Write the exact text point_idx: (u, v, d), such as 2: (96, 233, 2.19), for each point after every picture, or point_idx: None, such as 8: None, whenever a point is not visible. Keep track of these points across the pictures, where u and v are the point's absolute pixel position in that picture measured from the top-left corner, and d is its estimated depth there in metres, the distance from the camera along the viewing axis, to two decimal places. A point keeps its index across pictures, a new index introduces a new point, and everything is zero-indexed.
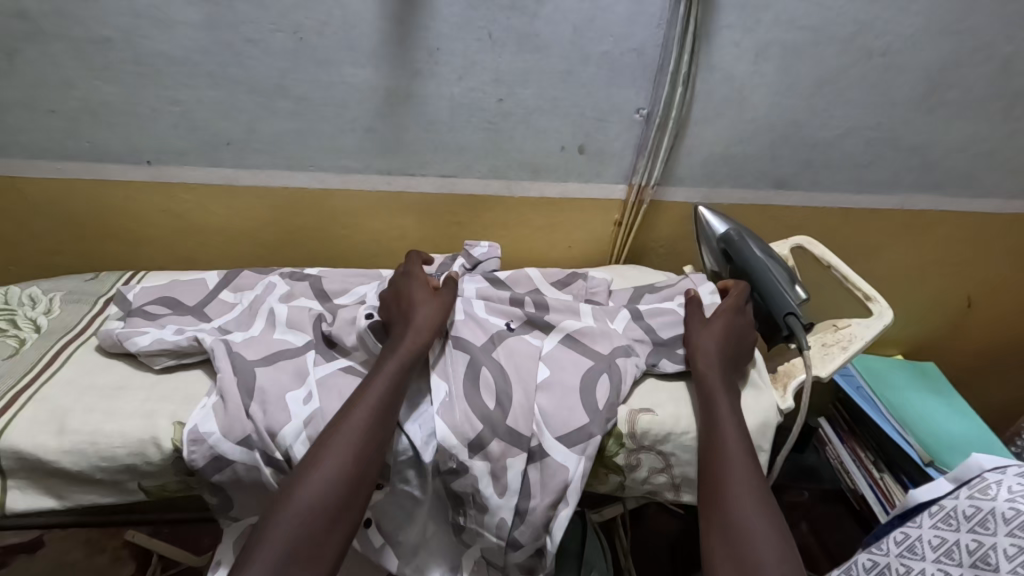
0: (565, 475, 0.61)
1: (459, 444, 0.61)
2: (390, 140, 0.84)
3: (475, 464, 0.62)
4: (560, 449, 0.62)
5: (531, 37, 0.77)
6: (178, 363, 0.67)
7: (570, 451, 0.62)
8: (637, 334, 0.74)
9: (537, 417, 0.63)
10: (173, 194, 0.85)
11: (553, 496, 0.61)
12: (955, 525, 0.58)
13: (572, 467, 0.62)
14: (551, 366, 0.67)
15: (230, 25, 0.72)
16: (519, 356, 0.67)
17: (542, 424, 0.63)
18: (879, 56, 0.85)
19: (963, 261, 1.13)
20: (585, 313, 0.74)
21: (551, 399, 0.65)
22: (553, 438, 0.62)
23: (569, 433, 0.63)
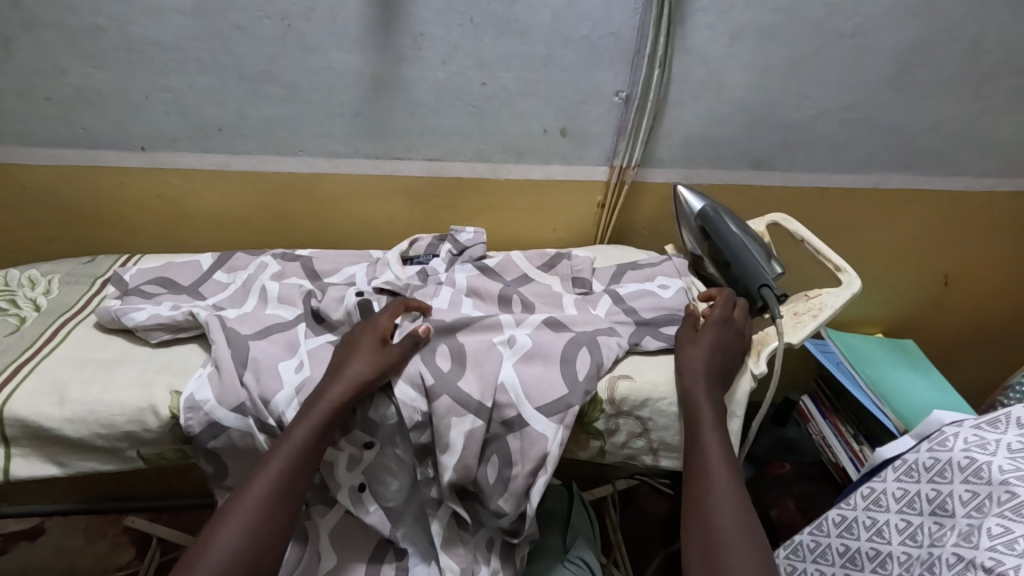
0: (544, 445, 0.63)
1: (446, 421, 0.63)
2: (377, 124, 0.86)
3: (455, 441, 0.63)
4: (540, 418, 0.64)
5: (511, 22, 0.80)
6: (174, 337, 0.69)
7: (550, 421, 0.64)
8: (619, 317, 0.77)
9: (517, 391, 0.65)
10: (166, 180, 0.88)
11: (534, 466, 0.63)
12: (916, 477, 0.61)
13: (551, 436, 0.63)
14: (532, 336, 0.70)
15: (219, 13, 0.74)
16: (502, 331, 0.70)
17: (522, 395, 0.65)
18: (849, 37, 0.88)
19: (938, 240, 1.16)
20: (568, 304, 0.79)
21: (534, 369, 0.67)
22: (534, 409, 0.64)
23: (549, 401, 0.65)
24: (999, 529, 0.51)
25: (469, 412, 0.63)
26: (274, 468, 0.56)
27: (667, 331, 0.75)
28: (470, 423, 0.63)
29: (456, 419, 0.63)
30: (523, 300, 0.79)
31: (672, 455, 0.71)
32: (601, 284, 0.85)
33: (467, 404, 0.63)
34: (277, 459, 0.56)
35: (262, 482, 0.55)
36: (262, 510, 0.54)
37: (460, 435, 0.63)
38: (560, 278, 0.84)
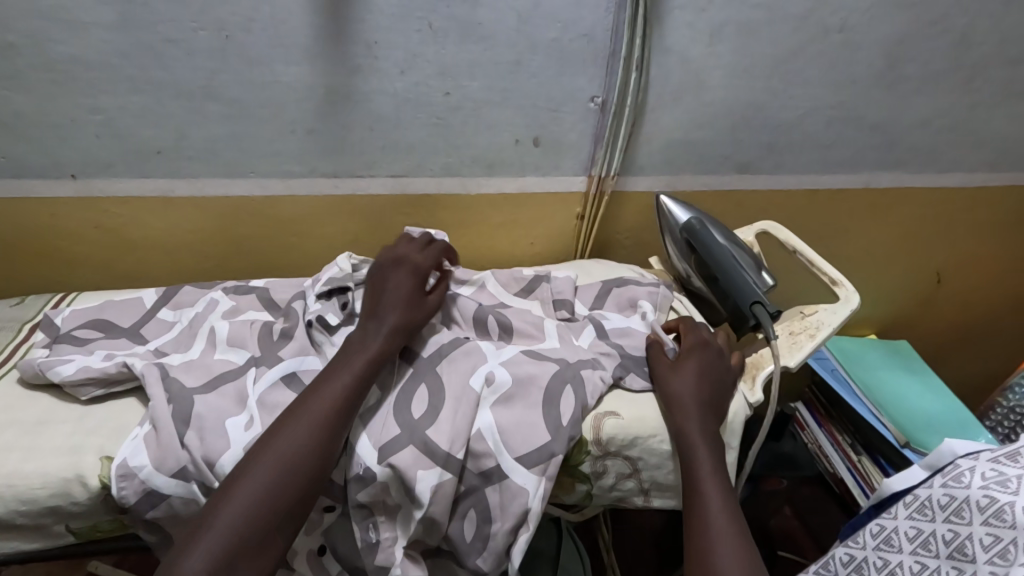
0: (525, 499, 0.58)
1: (421, 480, 0.57)
2: (334, 141, 0.79)
3: (423, 498, 0.57)
4: (519, 470, 0.58)
5: (475, 26, 0.73)
6: (108, 392, 0.62)
7: (530, 472, 0.58)
8: (603, 348, 0.71)
9: (495, 436, 0.59)
10: (104, 209, 0.80)
11: (512, 524, 0.58)
12: (930, 515, 0.56)
13: (532, 489, 0.58)
14: (511, 371, 0.63)
15: (148, 25, 0.67)
16: (460, 365, 0.64)
17: (500, 444, 0.59)
18: (836, 32, 0.82)
19: (931, 238, 1.12)
20: (548, 334, 0.72)
21: (512, 414, 0.61)
22: (512, 459, 0.59)
23: (528, 449, 0.59)
24: None
25: (441, 461, 0.57)
26: (307, 417, 0.55)
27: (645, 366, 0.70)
28: (443, 479, 0.57)
29: (425, 473, 0.57)
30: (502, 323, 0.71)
31: (664, 494, 0.66)
32: (585, 306, 0.79)
33: (438, 457, 0.57)
34: (333, 381, 0.58)
35: (296, 431, 0.54)
36: (295, 455, 0.53)
37: (430, 491, 0.57)
38: (541, 302, 0.78)
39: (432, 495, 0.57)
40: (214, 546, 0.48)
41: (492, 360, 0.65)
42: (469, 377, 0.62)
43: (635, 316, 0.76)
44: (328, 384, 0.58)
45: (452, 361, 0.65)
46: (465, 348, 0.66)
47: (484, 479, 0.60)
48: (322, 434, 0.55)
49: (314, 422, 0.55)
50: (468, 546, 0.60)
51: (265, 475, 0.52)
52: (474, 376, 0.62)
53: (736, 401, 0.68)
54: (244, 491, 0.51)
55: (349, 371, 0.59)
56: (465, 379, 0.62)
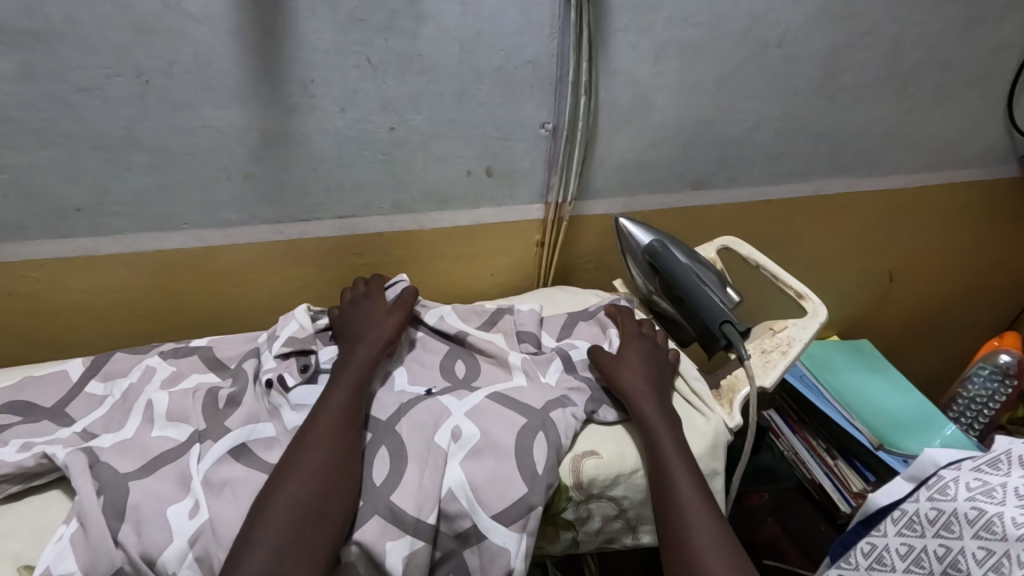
0: (506, 560, 0.54)
1: (391, 550, 0.52)
2: (273, 185, 0.75)
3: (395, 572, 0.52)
4: (498, 529, 0.54)
5: (415, 58, 0.70)
6: (26, 487, 0.55)
7: (510, 530, 0.55)
8: (571, 382, 0.67)
9: (468, 492, 0.55)
10: (18, 275, 0.72)
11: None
12: (920, 531, 0.55)
13: (514, 547, 0.54)
14: (479, 425, 0.60)
15: (54, 74, 0.61)
16: (421, 422, 0.60)
17: (474, 503, 0.55)
18: (775, 47, 0.84)
19: (879, 238, 1.15)
20: (515, 369, 0.69)
21: (483, 467, 0.57)
22: (489, 518, 0.55)
23: (505, 505, 0.55)
24: None
25: (410, 527, 0.53)
26: (323, 429, 0.55)
27: None
28: (416, 547, 0.53)
29: (395, 543, 0.52)
30: (469, 368, 0.70)
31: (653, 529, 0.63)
32: (553, 337, 0.76)
33: (406, 523, 0.53)
34: (340, 392, 0.59)
35: (314, 444, 0.54)
36: (321, 465, 0.53)
37: (402, 562, 0.52)
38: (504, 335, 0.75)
39: (405, 566, 0.52)
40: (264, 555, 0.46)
41: (456, 413, 0.61)
42: (434, 434, 0.59)
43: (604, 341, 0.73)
44: (330, 400, 0.59)
45: (412, 417, 0.61)
46: (426, 403, 0.62)
47: (462, 539, 0.56)
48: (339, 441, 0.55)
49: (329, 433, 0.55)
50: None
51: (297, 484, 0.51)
52: (439, 432, 0.59)
53: (716, 422, 0.66)
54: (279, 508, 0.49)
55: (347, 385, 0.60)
56: (429, 438, 0.59)
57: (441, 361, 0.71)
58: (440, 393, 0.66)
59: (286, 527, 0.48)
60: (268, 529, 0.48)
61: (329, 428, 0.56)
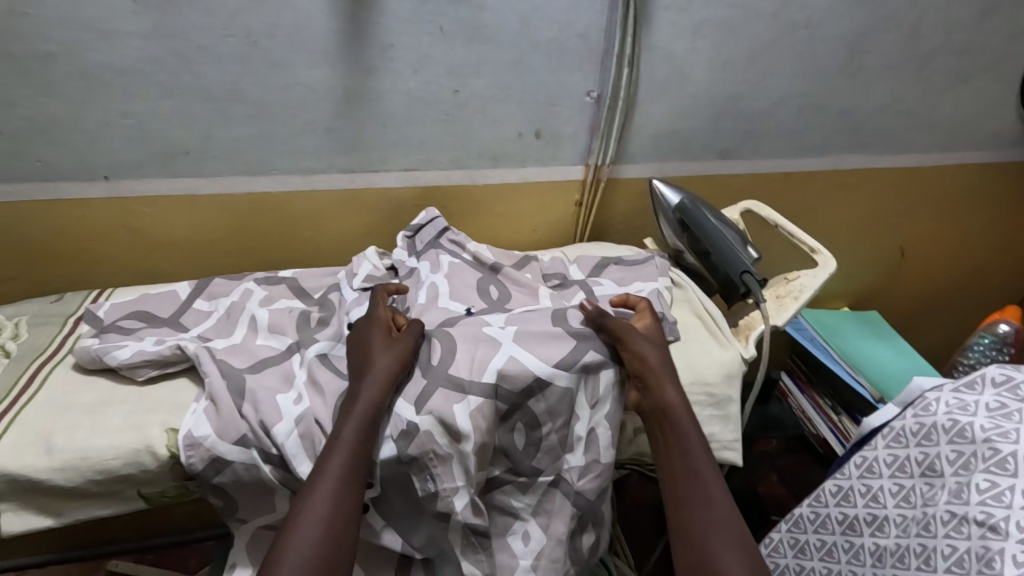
0: (570, 391, 0.65)
1: (459, 414, 0.61)
2: (351, 138, 0.85)
3: (466, 429, 0.61)
4: (559, 374, 0.64)
5: (481, 28, 0.80)
6: (162, 373, 0.66)
7: (570, 373, 0.65)
8: (591, 308, 0.80)
9: (525, 354, 0.65)
10: (132, 208, 0.84)
11: (567, 421, 0.66)
12: (905, 442, 0.64)
13: (575, 384, 0.65)
14: (517, 322, 0.70)
15: (179, 33, 0.72)
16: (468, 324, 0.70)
17: (533, 358, 0.65)
18: (802, 28, 0.92)
19: (893, 213, 1.22)
20: (542, 296, 0.79)
21: (529, 338, 0.67)
22: (550, 367, 0.64)
23: (563, 356, 0.65)
24: (987, 484, 0.55)
25: (467, 390, 0.62)
26: (355, 403, 0.60)
27: None
28: (478, 404, 0.62)
29: (461, 404, 0.61)
30: (501, 292, 0.79)
31: None
32: (583, 272, 0.88)
33: (466, 387, 0.62)
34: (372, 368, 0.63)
35: (314, 503, 0.55)
36: (355, 436, 0.58)
37: (469, 419, 0.61)
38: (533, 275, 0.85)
39: (473, 421, 0.61)
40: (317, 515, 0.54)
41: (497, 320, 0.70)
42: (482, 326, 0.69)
43: (629, 286, 0.83)
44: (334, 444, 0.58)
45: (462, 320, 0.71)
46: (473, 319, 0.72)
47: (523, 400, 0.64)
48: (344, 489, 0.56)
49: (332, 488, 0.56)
50: (525, 452, 0.66)
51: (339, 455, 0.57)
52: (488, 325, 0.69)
53: (732, 351, 0.76)
54: (313, 509, 0.54)
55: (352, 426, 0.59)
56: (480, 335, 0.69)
57: (477, 282, 0.79)
58: (479, 313, 0.74)
59: (332, 489, 0.56)
60: (318, 490, 0.55)
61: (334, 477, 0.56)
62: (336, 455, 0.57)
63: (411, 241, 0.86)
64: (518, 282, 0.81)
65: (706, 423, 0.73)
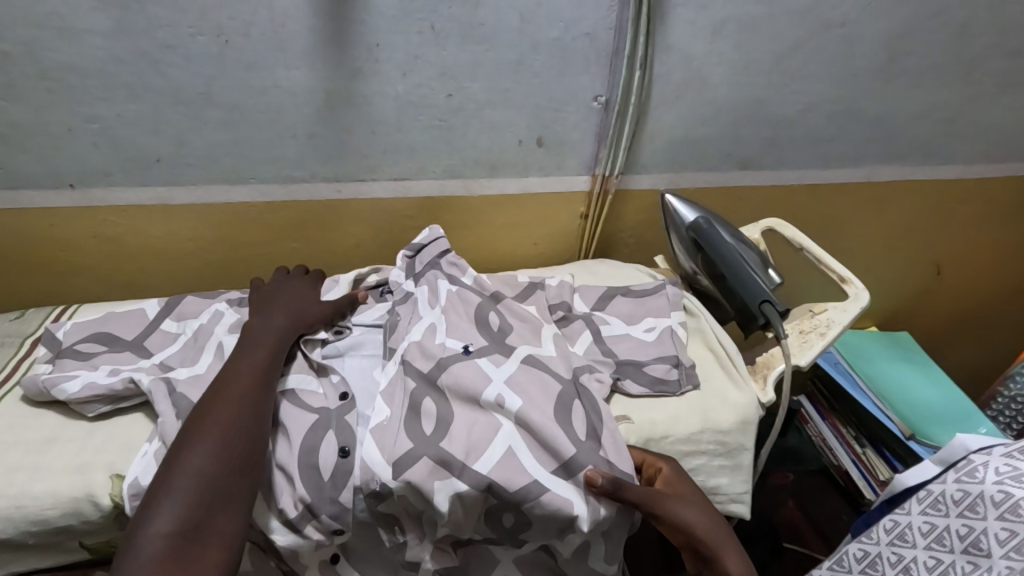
0: (571, 509, 0.56)
1: (437, 491, 0.55)
2: (334, 145, 0.78)
3: (442, 505, 0.55)
4: (559, 483, 0.57)
5: (476, 26, 0.72)
6: (114, 409, 0.61)
7: (570, 483, 0.57)
8: (597, 355, 0.71)
9: (524, 459, 0.58)
10: (101, 218, 0.78)
11: (561, 528, 0.58)
12: (944, 510, 0.56)
13: (576, 499, 0.56)
14: (521, 396, 0.61)
15: (143, 31, 0.65)
16: (464, 382, 0.61)
17: (533, 461, 0.58)
18: (837, 27, 0.82)
19: (930, 229, 1.12)
20: (546, 339, 0.68)
21: (530, 430, 0.59)
22: (550, 475, 0.57)
23: (559, 463, 0.58)
24: None
25: (455, 470, 0.56)
26: (235, 388, 0.57)
27: (652, 370, 0.69)
28: (460, 490, 0.55)
29: (444, 483, 0.55)
30: (502, 322, 0.69)
31: None
32: (586, 305, 0.79)
33: (453, 467, 0.56)
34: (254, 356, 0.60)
35: (181, 474, 0.50)
36: (236, 420, 0.54)
37: (449, 497, 0.55)
38: (536, 308, 0.75)
39: (451, 503, 0.55)
40: (178, 502, 0.48)
41: (497, 383, 0.61)
42: (482, 395, 0.60)
43: (638, 324, 0.75)
44: (228, 389, 0.57)
45: (454, 374, 0.61)
46: (467, 366, 0.63)
47: (515, 502, 0.56)
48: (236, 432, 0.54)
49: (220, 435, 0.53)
50: (513, 529, 0.59)
51: (214, 435, 0.52)
52: (488, 395, 0.60)
53: (748, 395, 0.68)
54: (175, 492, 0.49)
55: (246, 378, 0.58)
56: (476, 401, 0.60)
57: (474, 312, 0.70)
58: (477, 353, 0.65)
59: (206, 474, 0.50)
60: (185, 474, 0.50)
61: (226, 421, 0.54)
62: (209, 436, 0.52)
63: (410, 261, 0.77)
64: (518, 314, 0.71)
65: (715, 475, 0.66)
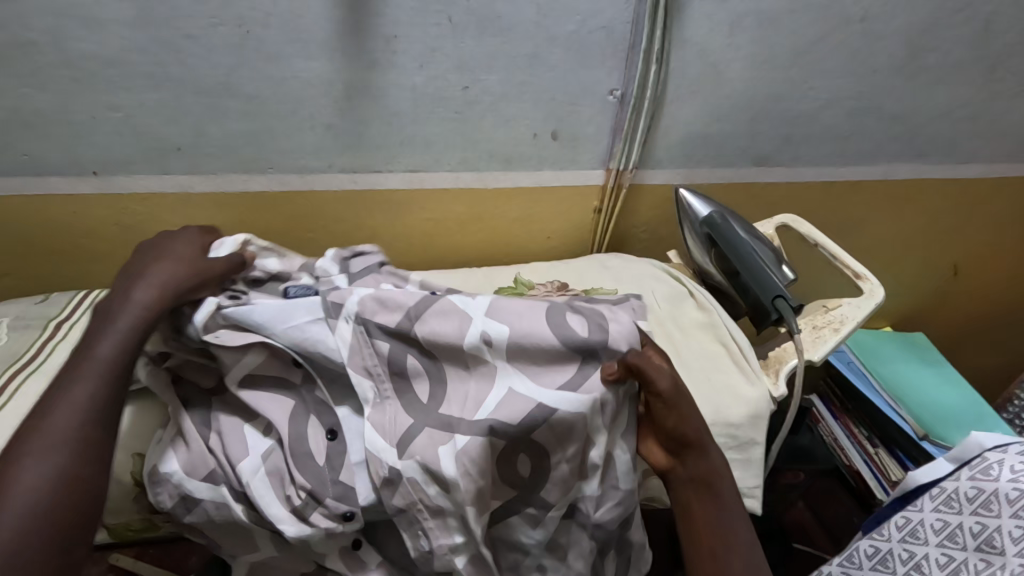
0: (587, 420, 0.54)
1: (445, 456, 0.52)
2: (351, 136, 0.79)
3: (451, 472, 0.52)
4: (568, 398, 0.54)
5: (494, 19, 0.73)
6: None
7: (583, 393, 0.55)
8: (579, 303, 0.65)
9: (525, 390, 0.55)
10: (122, 205, 0.80)
11: (579, 447, 0.55)
12: (957, 508, 0.56)
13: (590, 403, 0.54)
14: (502, 319, 0.57)
15: (166, 21, 0.67)
16: (442, 330, 0.56)
17: (532, 387, 0.55)
18: (856, 22, 0.82)
19: (948, 229, 1.11)
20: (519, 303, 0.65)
21: (523, 355, 0.56)
22: (556, 392, 0.55)
23: (565, 377, 0.56)
24: None
25: (456, 428, 0.53)
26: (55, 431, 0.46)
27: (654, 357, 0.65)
28: (466, 444, 0.52)
29: (445, 445, 0.53)
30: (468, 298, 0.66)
31: None
32: None
33: (454, 426, 0.54)
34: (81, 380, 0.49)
35: None
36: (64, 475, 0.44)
37: (454, 459, 0.52)
38: None
39: (461, 466, 0.52)
40: None
41: (477, 316, 0.57)
42: (464, 337, 0.56)
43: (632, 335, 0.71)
44: (40, 433, 0.45)
45: (427, 321, 0.57)
46: (438, 305, 0.58)
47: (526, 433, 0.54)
48: (69, 467, 0.45)
49: (42, 474, 0.44)
50: (531, 483, 0.56)
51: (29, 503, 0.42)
52: (470, 333, 0.56)
53: (760, 389, 0.68)
54: None
55: (76, 395, 0.48)
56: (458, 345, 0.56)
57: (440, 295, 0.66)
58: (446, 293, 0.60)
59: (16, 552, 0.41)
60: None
61: (50, 463, 0.44)
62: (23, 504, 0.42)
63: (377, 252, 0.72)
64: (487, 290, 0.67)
65: None
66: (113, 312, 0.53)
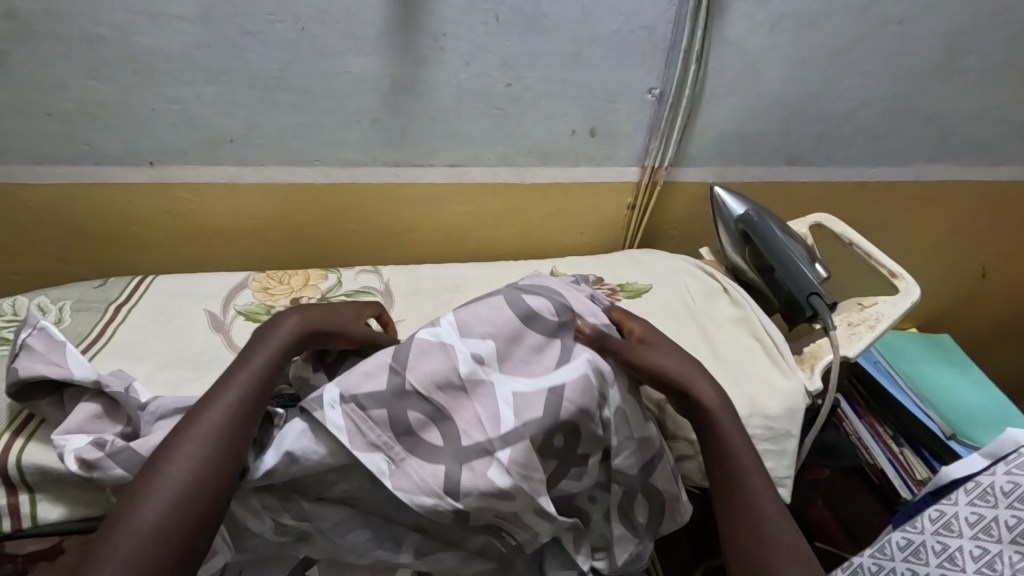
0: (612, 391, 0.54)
1: (506, 476, 0.48)
2: (396, 131, 0.82)
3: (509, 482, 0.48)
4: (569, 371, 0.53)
5: (539, 17, 0.75)
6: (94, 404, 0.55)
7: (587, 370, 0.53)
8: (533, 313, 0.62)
9: (533, 387, 0.53)
10: (174, 194, 0.83)
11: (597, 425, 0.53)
12: (992, 501, 0.57)
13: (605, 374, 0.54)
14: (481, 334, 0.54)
15: (226, 17, 0.69)
16: (429, 370, 0.51)
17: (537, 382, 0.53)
18: (895, 24, 0.82)
19: (977, 231, 1.11)
20: None
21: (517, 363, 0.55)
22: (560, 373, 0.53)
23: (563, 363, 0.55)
24: None
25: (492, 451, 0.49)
26: (207, 426, 0.46)
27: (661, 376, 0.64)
28: (512, 457, 0.49)
29: (495, 468, 0.48)
30: None
31: None
32: None
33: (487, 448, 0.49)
34: (233, 386, 0.49)
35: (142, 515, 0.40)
36: (206, 457, 0.44)
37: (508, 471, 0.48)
38: None
39: (518, 475, 0.49)
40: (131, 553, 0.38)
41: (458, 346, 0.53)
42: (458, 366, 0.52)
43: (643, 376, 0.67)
44: (197, 420, 0.46)
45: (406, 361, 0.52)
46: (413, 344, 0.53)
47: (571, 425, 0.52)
48: (219, 459, 0.45)
49: (196, 463, 0.43)
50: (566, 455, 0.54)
51: (180, 477, 0.42)
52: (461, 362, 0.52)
53: (796, 382, 0.70)
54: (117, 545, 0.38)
55: (236, 393, 0.49)
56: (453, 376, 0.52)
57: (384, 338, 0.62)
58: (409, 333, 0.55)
59: (179, 511, 0.41)
60: (144, 524, 0.39)
61: (202, 447, 0.44)
62: (176, 478, 0.42)
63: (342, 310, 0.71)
64: None
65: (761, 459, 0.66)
66: (264, 335, 0.56)
